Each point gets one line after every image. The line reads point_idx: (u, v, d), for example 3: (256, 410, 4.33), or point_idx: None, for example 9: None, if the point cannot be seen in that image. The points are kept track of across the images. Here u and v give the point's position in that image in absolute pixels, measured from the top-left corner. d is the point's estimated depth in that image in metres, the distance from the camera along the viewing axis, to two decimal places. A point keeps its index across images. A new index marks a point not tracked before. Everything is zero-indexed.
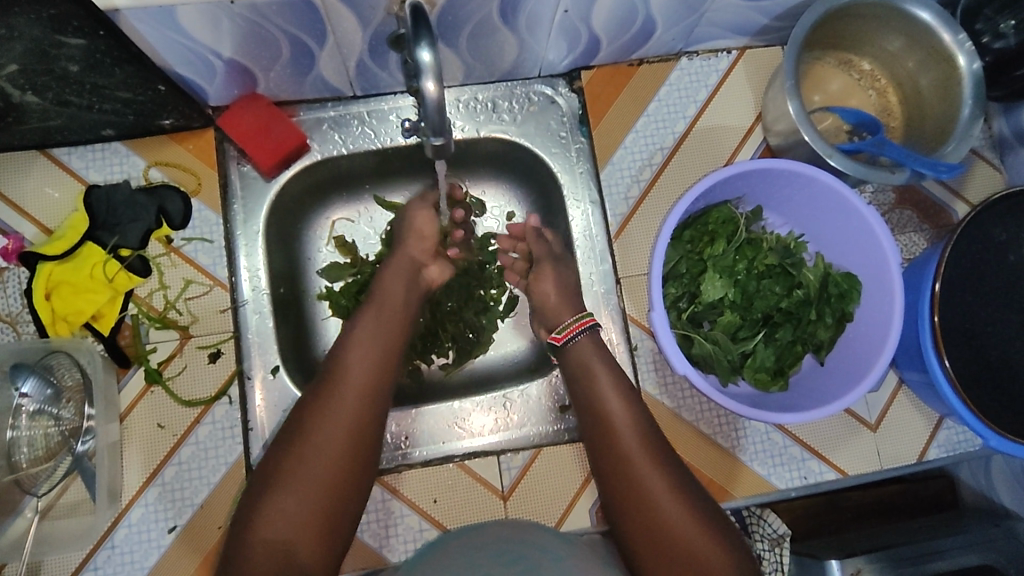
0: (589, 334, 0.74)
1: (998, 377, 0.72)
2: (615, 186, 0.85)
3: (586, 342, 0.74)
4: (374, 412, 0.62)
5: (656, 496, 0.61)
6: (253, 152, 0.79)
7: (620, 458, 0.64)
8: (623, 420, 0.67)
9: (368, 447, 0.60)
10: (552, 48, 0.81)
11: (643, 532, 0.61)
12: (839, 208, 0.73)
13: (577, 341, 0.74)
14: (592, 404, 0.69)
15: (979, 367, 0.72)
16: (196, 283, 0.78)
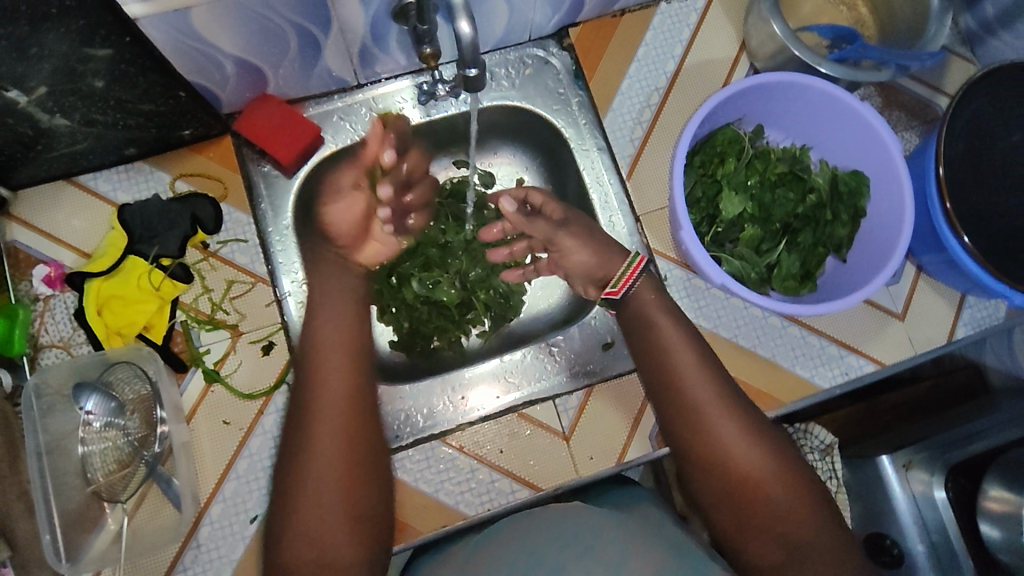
0: (644, 278, 0.76)
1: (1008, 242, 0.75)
2: (619, 131, 0.89)
3: (644, 288, 0.75)
4: (354, 441, 0.63)
5: (736, 445, 0.65)
6: (273, 150, 0.82)
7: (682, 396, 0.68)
8: (686, 363, 0.69)
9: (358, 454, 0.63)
10: (540, 9, 0.84)
11: (722, 478, 0.65)
12: (836, 110, 0.78)
13: (637, 286, 0.75)
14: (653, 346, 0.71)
15: (994, 237, 0.75)
16: (238, 282, 0.80)
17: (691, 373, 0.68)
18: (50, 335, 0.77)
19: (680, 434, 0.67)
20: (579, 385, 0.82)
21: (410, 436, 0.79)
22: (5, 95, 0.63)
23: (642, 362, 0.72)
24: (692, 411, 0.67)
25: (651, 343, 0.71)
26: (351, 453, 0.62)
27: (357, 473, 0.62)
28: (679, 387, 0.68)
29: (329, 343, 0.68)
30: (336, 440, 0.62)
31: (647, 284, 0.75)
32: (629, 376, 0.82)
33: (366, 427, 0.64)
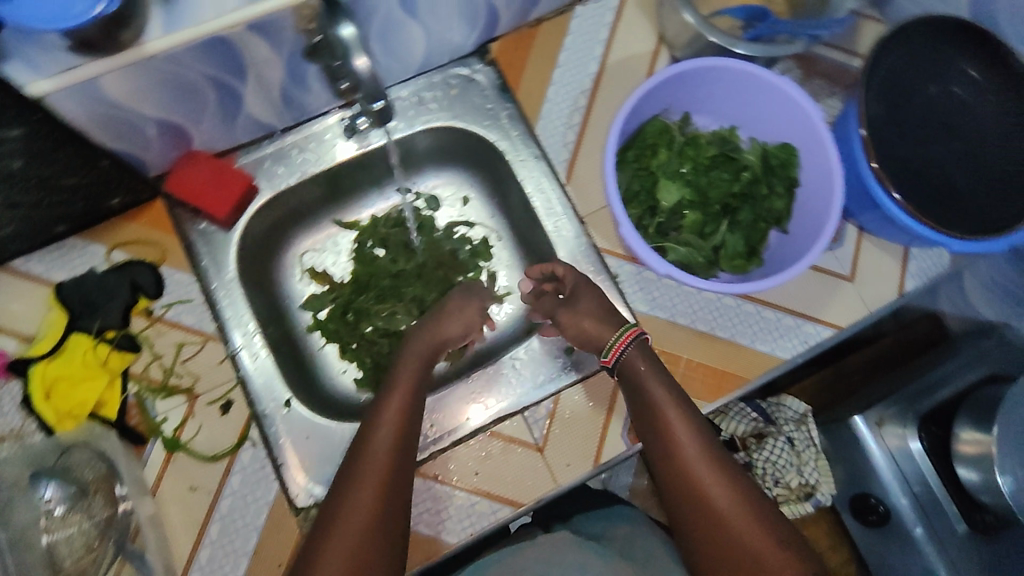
0: (636, 347, 0.73)
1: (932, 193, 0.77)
2: (553, 137, 0.90)
3: (636, 357, 0.73)
4: (372, 543, 0.60)
5: (736, 523, 0.63)
6: (206, 206, 0.81)
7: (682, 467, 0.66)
8: (684, 434, 0.68)
9: (373, 558, 0.59)
10: (457, 30, 0.85)
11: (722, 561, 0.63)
12: (756, 88, 0.79)
13: (628, 355, 0.73)
14: (652, 416, 0.70)
15: (922, 188, 0.77)
16: (188, 344, 0.78)
17: (692, 449, 0.67)
18: None
19: (681, 514, 0.66)
20: (547, 394, 0.81)
21: None
22: None
23: (644, 436, 0.70)
24: (693, 490, 0.65)
25: (650, 416, 0.70)
26: (364, 557, 0.59)
27: (377, 548, 0.60)
28: (679, 462, 0.67)
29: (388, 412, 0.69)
30: (347, 542, 0.59)
31: (640, 354, 0.73)
32: (595, 377, 0.82)
33: (390, 526, 0.61)
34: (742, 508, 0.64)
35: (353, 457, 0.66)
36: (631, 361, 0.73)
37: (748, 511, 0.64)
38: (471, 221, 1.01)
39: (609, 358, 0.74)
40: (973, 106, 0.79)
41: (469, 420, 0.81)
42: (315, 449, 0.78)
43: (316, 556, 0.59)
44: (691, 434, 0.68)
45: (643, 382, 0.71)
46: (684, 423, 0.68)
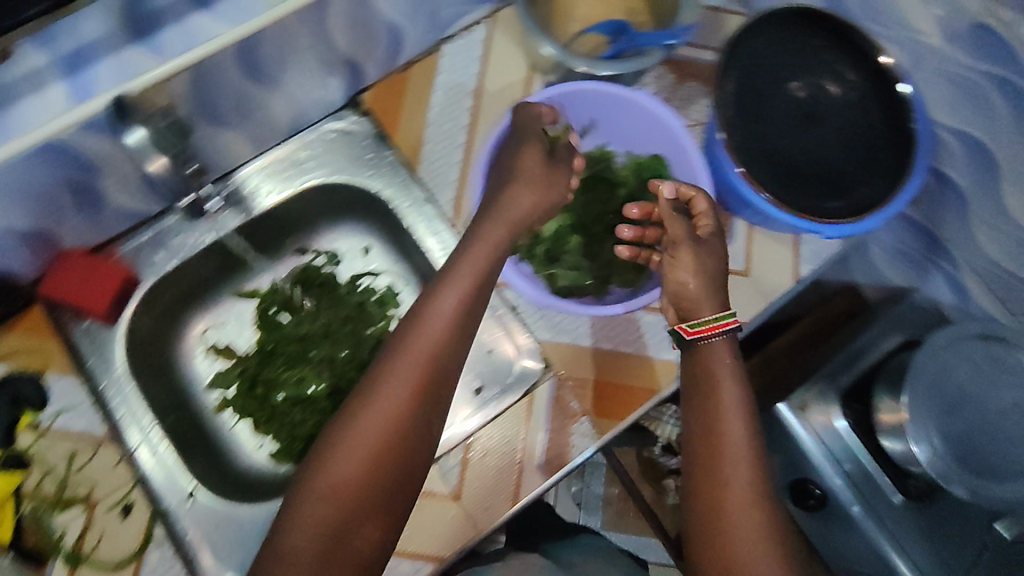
0: (723, 338, 0.72)
1: (804, 181, 0.79)
2: (437, 178, 0.90)
3: (719, 346, 0.72)
4: (372, 473, 0.63)
5: (743, 525, 0.63)
6: (84, 303, 0.78)
7: (717, 455, 0.66)
8: (734, 430, 0.67)
9: (374, 487, 0.63)
10: (320, 86, 0.84)
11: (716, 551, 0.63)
12: (615, 105, 0.82)
13: (706, 342, 0.72)
14: (705, 402, 0.69)
15: (790, 178, 0.79)
16: (81, 451, 0.76)
17: (733, 439, 0.67)
18: None
19: (696, 494, 0.66)
20: (459, 439, 0.80)
21: None
22: None
23: (693, 406, 0.70)
24: (716, 477, 0.65)
25: (705, 396, 0.70)
26: (362, 485, 0.63)
27: (377, 483, 0.63)
28: (718, 444, 0.67)
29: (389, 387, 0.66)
30: (349, 469, 0.63)
31: (720, 347, 0.72)
32: (506, 415, 0.82)
33: (394, 462, 0.64)
34: (754, 514, 0.64)
35: (382, 376, 0.67)
36: (705, 347, 0.72)
37: (761, 521, 0.63)
38: (375, 271, 0.99)
39: (689, 332, 0.73)
40: (830, 104, 0.81)
41: None
42: (227, 539, 0.75)
43: (321, 473, 0.64)
44: (741, 432, 0.67)
45: (712, 368, 0.71)
46: (735, 418, 0.68)
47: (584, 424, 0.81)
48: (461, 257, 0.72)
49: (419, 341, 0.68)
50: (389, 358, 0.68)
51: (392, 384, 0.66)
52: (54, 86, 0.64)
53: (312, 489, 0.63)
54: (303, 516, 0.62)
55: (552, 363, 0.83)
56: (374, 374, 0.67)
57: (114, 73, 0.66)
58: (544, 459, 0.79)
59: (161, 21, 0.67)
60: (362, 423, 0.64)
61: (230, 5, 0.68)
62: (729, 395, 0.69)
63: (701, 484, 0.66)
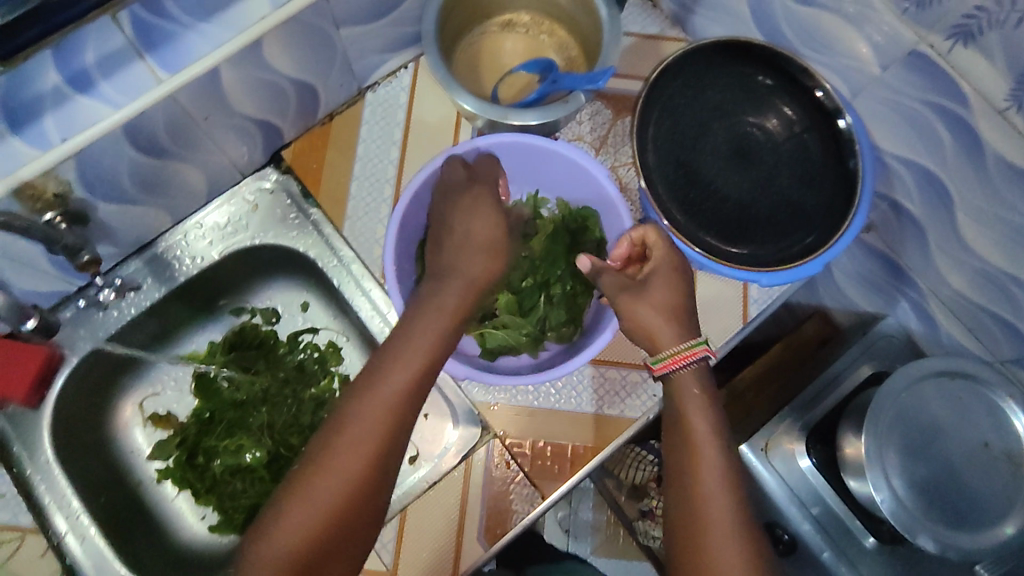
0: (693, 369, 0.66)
1: (730, 226, 0.76)
2: (363, 234, 0.87)
3: (691, 376, 0.66)
4: (336, 521, 0.60)
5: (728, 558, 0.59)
6: (1, 392, 0.77)
7: (693, 492, 0.62)
8: (713, 466, 0.62)
9: (342, 533, 0.61)
10: (233, 146, 0.83)
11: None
12: (535, 155, 0.80)
13: (677, 373, 0.67)
14: (680, 436, 0.65)
15: (721, 221, 0.76)
16: (4, 543, 0.76)
17: (710, 470, 0.62)
18: None
19: (677, 528, 0.62)
20: (393, 513, 0.76)
21: None
22: None
23: (667, 441, 0.66)
24: (696, 510, 0.61)
25: (679, 424, 0.65)
26: (325, 535, 0.60)
27: (344, 532, 0.60)
28: (692, 471, 0.62)
29: (358, 428, 0.62)
30: (312, 516, 0.60)
31: (692, 373, 0.67)
32: (443, 482, 0.77)
33: (363, 509, 0.61)
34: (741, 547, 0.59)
35: (349, 415, 0.63)
36: (681, 376, 0.67)
37: (744, 554, 0.59)
38: (315, 326, 0.95)
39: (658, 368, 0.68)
40: (764, 145, 0.78)
41: None
42: None
43: (282, 518, 0.60)
44: (720, 466, 0.62)
45: (686, 399, 0.66)
46: (714, 451, 0.63)
47: (525, 488, 0.77)
48: (445, 286, 0.69)
49: (384, 382, 0.64)
50: (358, 397, 0.64)
51: (357, 428, 0.62)
52: None
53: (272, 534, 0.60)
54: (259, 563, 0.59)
55: (492, 425, 0.79)
56: (340, 415, 0.64)
57: None
58: (483, 529, 0.75)
59: None
60: (327, 469, 0.61)
61: (115, 84, 0.66)
62: (706, 426, 0.64)
63: (677, 523, 0.62)
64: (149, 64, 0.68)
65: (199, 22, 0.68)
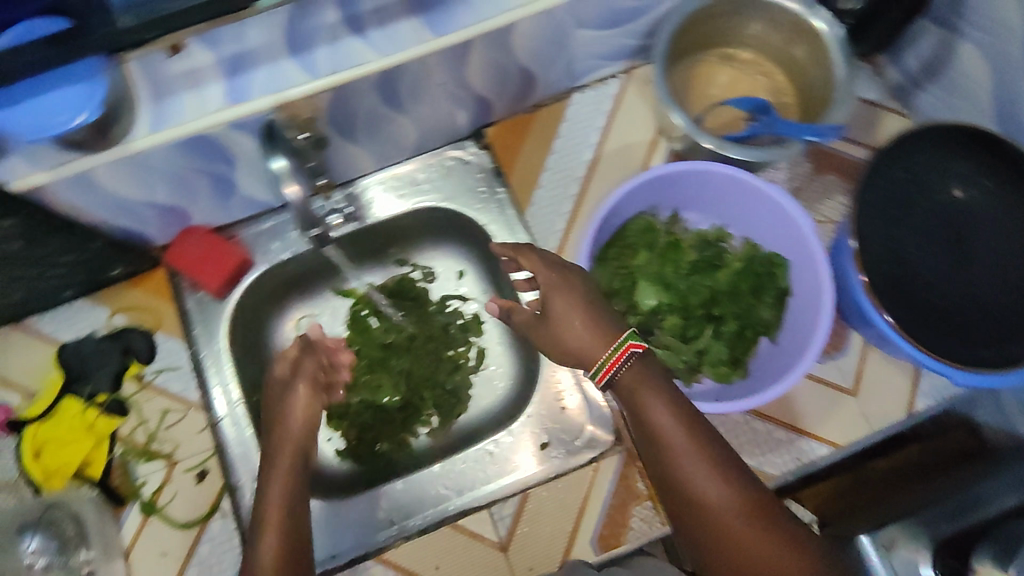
0: (630, 364, 0.64)
1: (924, 316, 0.73)
2: (543, 225, 0.90)
3: (629, 372, 0.64)
4: (290, 516, 0.64)
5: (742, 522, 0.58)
6: (201, 277, 0.85)
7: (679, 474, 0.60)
8: (686, 443, 0.61)
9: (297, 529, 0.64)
10: (448, 116, 0.86)
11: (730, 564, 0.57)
12: (741, 190, 0.76)
13: (620, 377, 0.65)
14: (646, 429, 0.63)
15: (916, 312, 0.73)
16: (173, 411, 0.82)
17: (687, 455, 0.60)
18: None
19: (680, 519, 0.60)
20: (516, 489, 0.80)
21: (346, 557, 0.78)
22: None
23: (641, 439, 0.64)
24: (688, 494, 0.59)
25: (640, 424, 0.63)
26: (293, 523, 0.64)
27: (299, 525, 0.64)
28: (672, 464, 0.60)
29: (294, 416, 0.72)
30: (274, 508, 0.65)
31: (634, 373, 0.64)
32: (567, 476, 0.80)
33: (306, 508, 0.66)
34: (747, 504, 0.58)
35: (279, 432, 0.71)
36: (625, 379, 0.65)
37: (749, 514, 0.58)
38: (466, 296, 1.00)
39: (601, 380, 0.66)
40: (977, 211, 0.75)
41: (433, 509, 0.80)
42: None
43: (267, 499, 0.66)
44: (690, 444, 0.61)
45: (637, 396, 0.63)
46: (681, 433, 0.61)
47: (647, 508, 0.78)
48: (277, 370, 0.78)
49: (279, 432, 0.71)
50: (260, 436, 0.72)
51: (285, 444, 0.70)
52: (212, 85, 0.68)
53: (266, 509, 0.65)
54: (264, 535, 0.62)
55: (626, 439, 0.80)
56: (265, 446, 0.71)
57: (265, 79, 0.69)
58: (598, 534, 0.77)
59: (317, 40, 0.70)
60: (272, 472, 0.67)
61: (384, 33, 0.71)
62: (662, 415, 0.62)
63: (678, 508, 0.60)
64: (416, 23, 0.71)
65: None
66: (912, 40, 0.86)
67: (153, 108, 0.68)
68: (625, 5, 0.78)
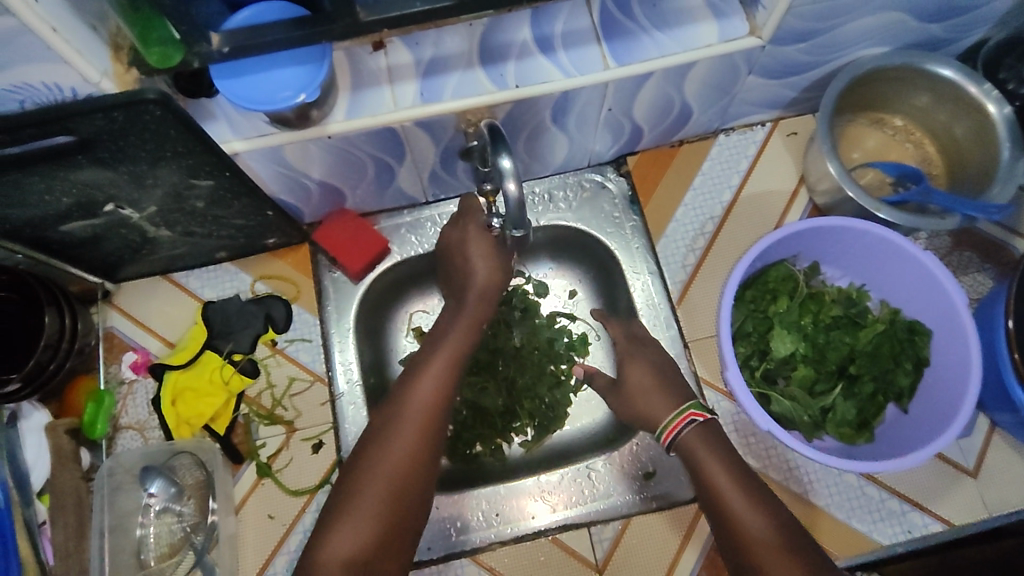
0: (691, 427, 0.69)
1: None
2: (672, 257, 0.91)
3: (692, 436, 0.69)
4: (403, 500, 0.65)
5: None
6: (343, 258, 0.88)
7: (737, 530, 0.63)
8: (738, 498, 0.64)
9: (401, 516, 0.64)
10: (600, 140, 0.89)
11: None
12: (893, 254, 0.76)
13: (684, 437, 0.69)
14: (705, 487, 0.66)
15: None
16: (299, 380, 0.86)
17: (741, 513, 0.63)
18: (129, 416, 0.83)
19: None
20: (618, 514, 0.80)
21: (443, 550, 0.80)
22: (122, 213, 0.71)
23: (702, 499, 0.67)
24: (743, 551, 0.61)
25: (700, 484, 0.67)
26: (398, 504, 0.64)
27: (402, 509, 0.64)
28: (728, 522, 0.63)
29: (397, 443, 0.67)
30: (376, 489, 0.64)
31: (695, 435, 0.69)
32: (672, 510, 0.80)
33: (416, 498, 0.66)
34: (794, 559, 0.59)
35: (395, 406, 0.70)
36: (687, 439, 0.69)
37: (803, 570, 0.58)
38: (575, 315, 0.99)
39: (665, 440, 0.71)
40: None
41: (534, 519, 0.81)
42: None
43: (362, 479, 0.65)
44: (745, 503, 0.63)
45: (698, 459, 0.68)
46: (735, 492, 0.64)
47: None
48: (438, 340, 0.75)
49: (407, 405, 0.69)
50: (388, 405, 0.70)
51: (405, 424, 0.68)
52: (408, 83, 0.72)
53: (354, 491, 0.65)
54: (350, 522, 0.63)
55: None
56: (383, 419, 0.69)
57: (456, 84, 0.73)
58: (697, 574, 0.78)
59: (508, 53, 0.73)
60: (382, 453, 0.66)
61: (572, 55, 0.74)
62: (719, 473, 0.66)
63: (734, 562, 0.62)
64: (603, 50, 0.74)
65: (656, 30, 0.74)
66: None
67: (349, 95, 0.72)
68: (796, 59, 0.80)
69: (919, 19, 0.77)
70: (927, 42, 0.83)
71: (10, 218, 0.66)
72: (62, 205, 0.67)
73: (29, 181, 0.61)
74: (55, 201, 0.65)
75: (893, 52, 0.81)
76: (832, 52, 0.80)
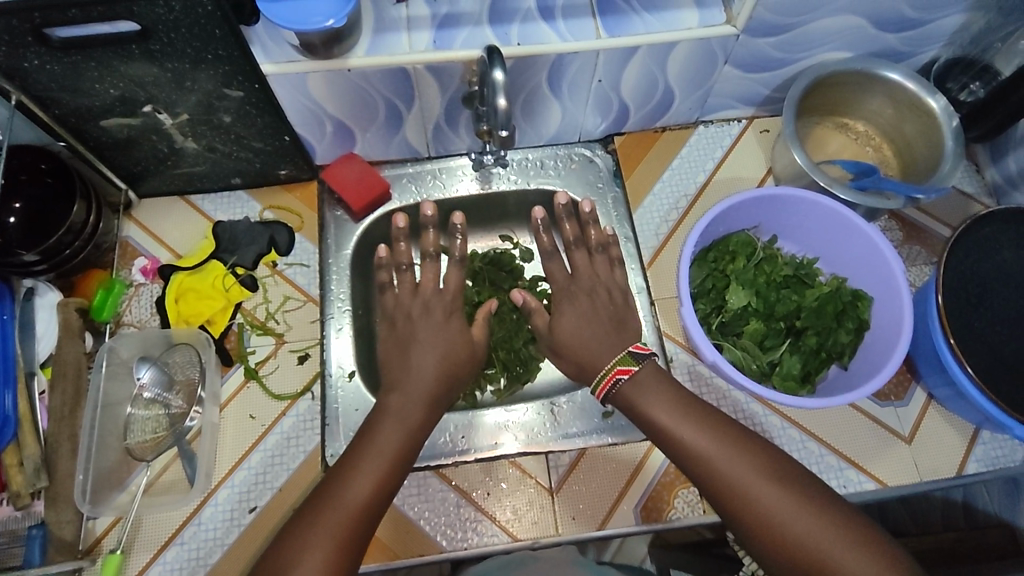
0: (631, 383, 0.76)
1: (1012, 373, 0.78)
2: (647, 225, 0.99)
3: (648, 398, 0.74)
4: (415, 436, 0.74)
5: (767, 503, 0.64)
6: (346, 196, 0.96)
7: (714, 474, 0.67)
8: (705, 439, 0.69)
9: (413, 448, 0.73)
10: (590, 115, 0.99)
11: (768, 549, 0.64)
12: (842, 226, 0.85)
13: (617, 391, 0.77)
14: (674, 442, 0.71)
15: (1000, 362, 0.79)
16: (293, 299, 0.92)
17: (713, 455, 0.68)
18: (132, 314, 0.90)
19: (732, 517, 0.66)
20: (574, 445, 0.86)
21: None
22: (157, 116, 0.81)
23: (675, 455, 0.71)
24: (726, 487, 0.66)
25: (668, 439, 0.72)
26: (411, 441, 0.74)
27: (415, 443, 0.74)
28: (705, 467, 0.68)
29: (416, 389, 0.78)
30: (395, 426, 0.74)
31: (651, 393, 0.75)
32: (623, 447, 0.86)
33: (420, 440, 0.75)
34: (762, 481, 0.65)
35: (412, 365, 0.81)
36: (621, 392, 0.76)
37: (781, 491, 0.65)
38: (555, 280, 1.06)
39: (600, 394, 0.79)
40: None
41: (497, 445, 0.86)
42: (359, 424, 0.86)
43: (376, 422, 0.75)
44: (712, 443, 0.69)
45: (660, 420, 0.72)
46: (698, 434, 0.70)
47: (692, 493, 0.83)
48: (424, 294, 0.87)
49: (418, 368, 0.80)
50: (401, 362, 0.82)
51: (422, 379, 0.79)
52: (424, 33, 0.83)
53: (372, 430, 0.74)
54: (369, 453, 0.70)
55: None
56: (397, 376, 0.80)
57: (466, 37, 0.83)
58: (643, 504, 0.83)
59: (514, 17, 0.84)
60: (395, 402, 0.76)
61: (569, 24, 0.85)
62: (683, 425, 0.71)
63: (720, 503, 0.67)
64: (598, 23, 0.85)
65: (645, 12, 0.86)
66: (1014, 145, 0.95)
67: (372, 37, 0.82)
68: (769, 54, 0.91)
69: (878, 27, 0.88)
70: (886, 52, 0.94)
71: (60, 103, 0.76)
72: (108, 98, 0.76)
73: (86, 66, 0.71)
74: (103, 91, 0.75)
75: (853, 57, 0.92)
76: (800, 50, 0.91)
